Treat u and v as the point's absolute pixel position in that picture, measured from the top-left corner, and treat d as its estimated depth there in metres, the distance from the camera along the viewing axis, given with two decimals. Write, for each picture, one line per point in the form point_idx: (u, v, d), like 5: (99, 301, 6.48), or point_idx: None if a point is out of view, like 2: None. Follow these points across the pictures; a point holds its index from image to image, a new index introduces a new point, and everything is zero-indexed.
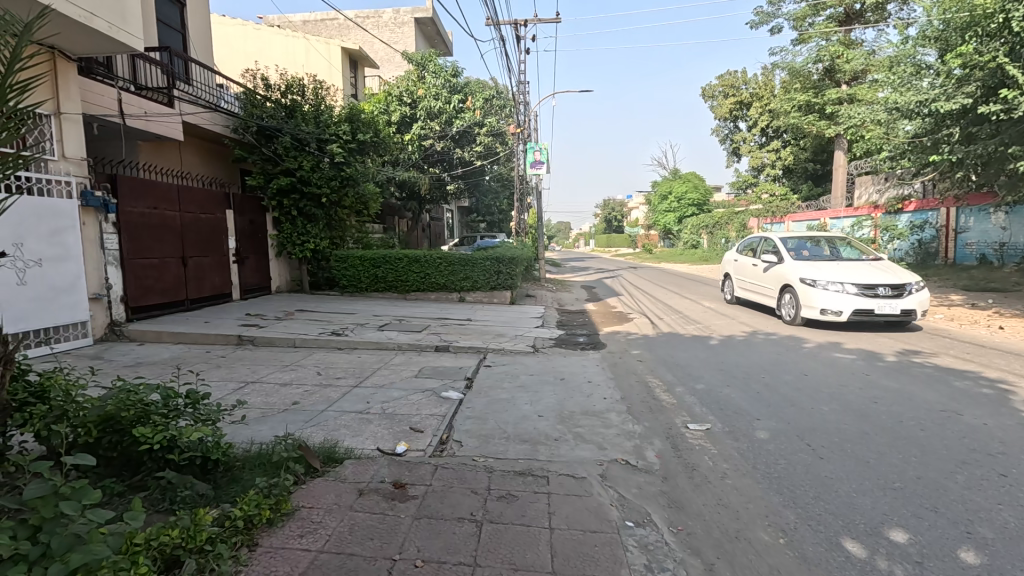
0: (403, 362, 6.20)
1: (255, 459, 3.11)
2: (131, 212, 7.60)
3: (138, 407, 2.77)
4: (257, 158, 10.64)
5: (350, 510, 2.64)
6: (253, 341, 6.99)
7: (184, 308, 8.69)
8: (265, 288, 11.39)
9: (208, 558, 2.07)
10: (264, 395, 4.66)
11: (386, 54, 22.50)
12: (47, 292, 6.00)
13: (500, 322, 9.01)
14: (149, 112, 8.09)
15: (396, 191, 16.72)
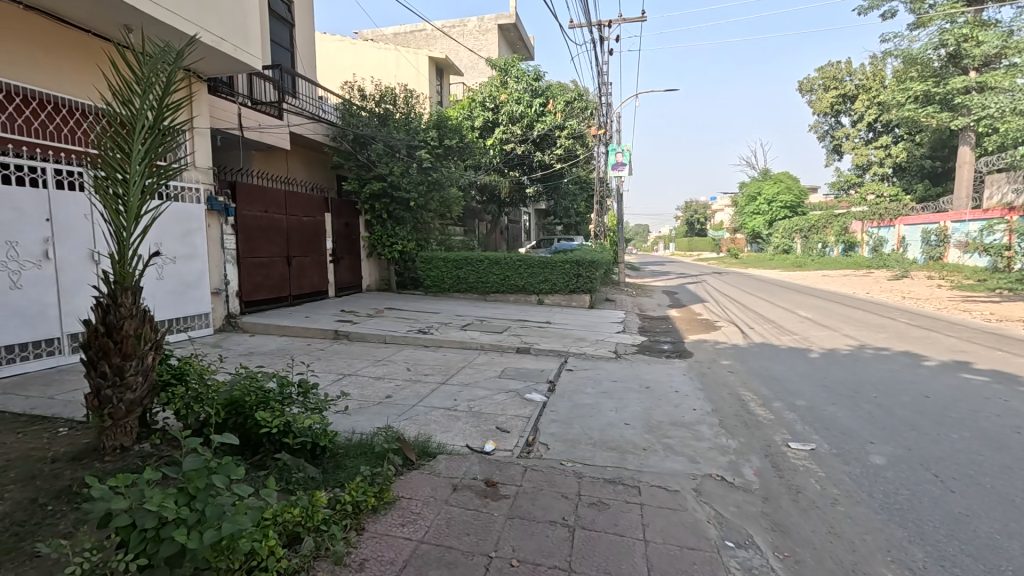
0: (486, 362, 6.34)
1: (357, 448, 3.31)
2: (247, 215, 8.40)
3: (259, 393, 3.07)
4: (353, 164, 11.34)
5: (446, 504, 2.73)
6: (348, 336, 7.46)
7: (288, 303, 9.47)
8: (356, 286, 12.14)
9: (323, 537, 2.24)
10: (360, 388, 4.96)
11: (469, 61, 23.15)
12: (179, 287, 6.77)
13: (579, 326, 8.94)
14: (263, 125, 8.95)
15: (476, 195, 17.13)
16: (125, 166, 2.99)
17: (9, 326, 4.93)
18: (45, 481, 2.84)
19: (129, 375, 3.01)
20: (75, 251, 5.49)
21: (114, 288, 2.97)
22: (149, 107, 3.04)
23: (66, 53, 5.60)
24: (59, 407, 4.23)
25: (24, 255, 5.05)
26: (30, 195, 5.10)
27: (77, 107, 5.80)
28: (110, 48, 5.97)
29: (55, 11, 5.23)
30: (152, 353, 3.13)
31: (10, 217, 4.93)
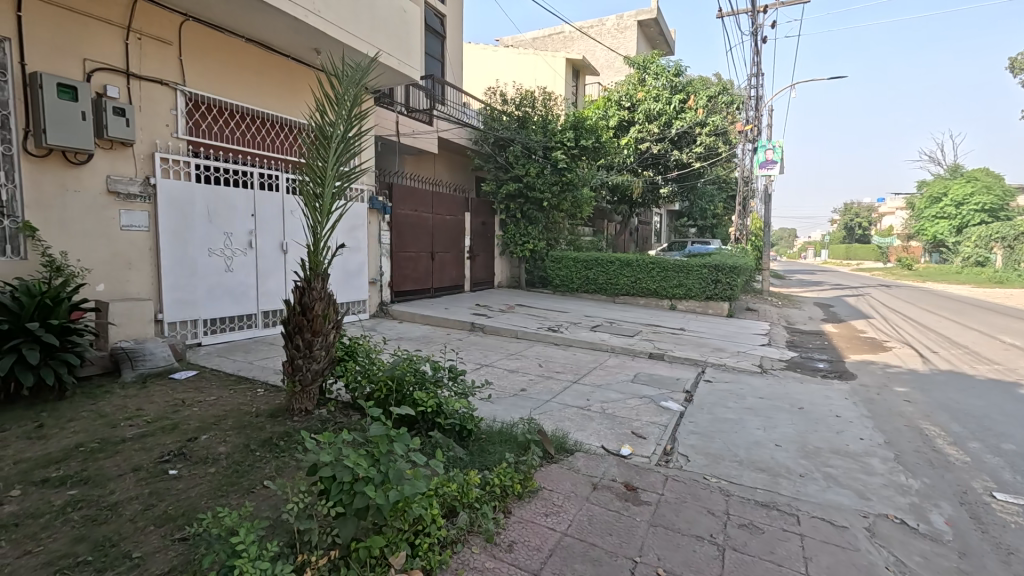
0: (617, 365, 6.24)
1: (499, 435, 3.46)
2: (400, 214, 9.26)
3: (417, 374, 3.36)
4: (492, 166, 11.91)
5: (587, 501, 2.76)
6: (483, 329, 7.85)
7: (430, 295, 10.24)
8: (489, 282, 12.70)
9: (476, 514, 2.39)
10: (496, 379, 5.21)
11: (606, 60, 22.90)
12: (345, 275, 7.71)
13: (716, 335, 8.37)
14: (416, 130, 9.75)
15: (608, 195, 16.89)
16: (322, 170, 3.50)
17: (223, 302, 6.03)
18: (254, 431, 3.43)
19: (316, 349, 3.51)
20: (271, 242, 6.52)
21: (309, 274, 3.48)
22: (342, 117, 3.50)
23: (283, 80, 6.75)
24: (257, 371, 5.08)
25: (236, 243, 6.12)
26: (243, 195, 6.15)
27: (289, 125, 6.95)
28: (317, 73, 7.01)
29: (267, 41, 6.26)
30: (333, 332, 3.61)
31: (229, 212, 6.01)
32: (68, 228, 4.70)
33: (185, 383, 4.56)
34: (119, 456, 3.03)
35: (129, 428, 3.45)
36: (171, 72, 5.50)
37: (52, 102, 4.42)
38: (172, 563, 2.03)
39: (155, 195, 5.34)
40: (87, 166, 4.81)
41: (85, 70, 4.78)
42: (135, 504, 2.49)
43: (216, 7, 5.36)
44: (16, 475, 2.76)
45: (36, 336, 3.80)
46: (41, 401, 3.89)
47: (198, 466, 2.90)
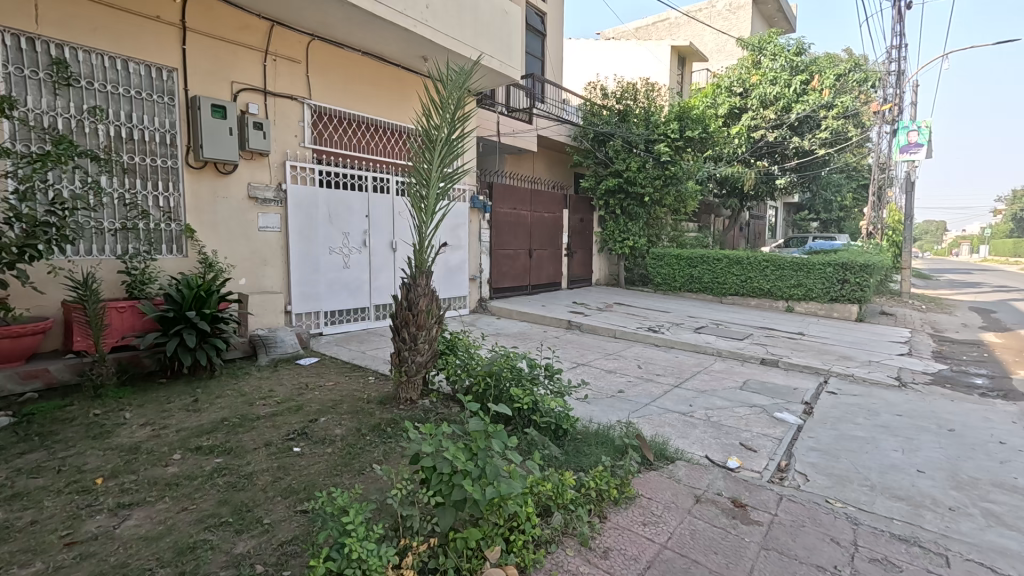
0: (723, 370, 5.84)
1: (595, 437, 3.39)
2: (500, 212, 9.46)
3: (514, 371, 3.39)
4: (592, 162, 11.74)
5: (689, 514, 2.60)
6: (579, 327, 7.76)
7: (528, 292, 10.36)
8: (587, 280, 12.56)
9: (571, 516, 2.36)
10: (593, 379, 5.12)
11: (716, 45, 21.53)
12: (447, 272, 8.06)
13: (842, 342, 7.51)
14: (516, 130, 9.89)
15: (716, 189, 15.87)
16: (427, 172, 3.67)
17: (341, 296, 6.59)
18: (365, 416, 3.70)
19: (421, 342, 3.70)
20: (382, 241, 7.00)
21: (414, 271, 3.71)
22: (446, 121, 3.65)
23: (394, 88, 7.18)
24: (369, 360, 5.48)
25: (352, 242, 6.64)
26: (358, 197, 6.65)
27: (399, 130, 7.40)
28: (425, 80, 7.37)
29: (380, 52, 6.70)
30: (436, 327, 3.78)
31: (346, 213, 6.54)
32: (218, 229, 5.42)
33: (309, 369, 5.05)
34: (255, 431, 3.43)
35: (263, 407, 3.90)
36: (300, 88, 6.10)
37: (207, 121, 5.12)
38: (295, 533, 2.26)
39: (285, 199, 5.97)
40: (232, 175, 5.50)
41: (232, 91, 5.47)
42: (266, 475, 2.80)
43: (337, 26, 5.85)
44: (177, 442, 3.24)
45: (193, 323, 4.42)
46: (197, 378, 4.54)
47: (318, 445, 3.20)
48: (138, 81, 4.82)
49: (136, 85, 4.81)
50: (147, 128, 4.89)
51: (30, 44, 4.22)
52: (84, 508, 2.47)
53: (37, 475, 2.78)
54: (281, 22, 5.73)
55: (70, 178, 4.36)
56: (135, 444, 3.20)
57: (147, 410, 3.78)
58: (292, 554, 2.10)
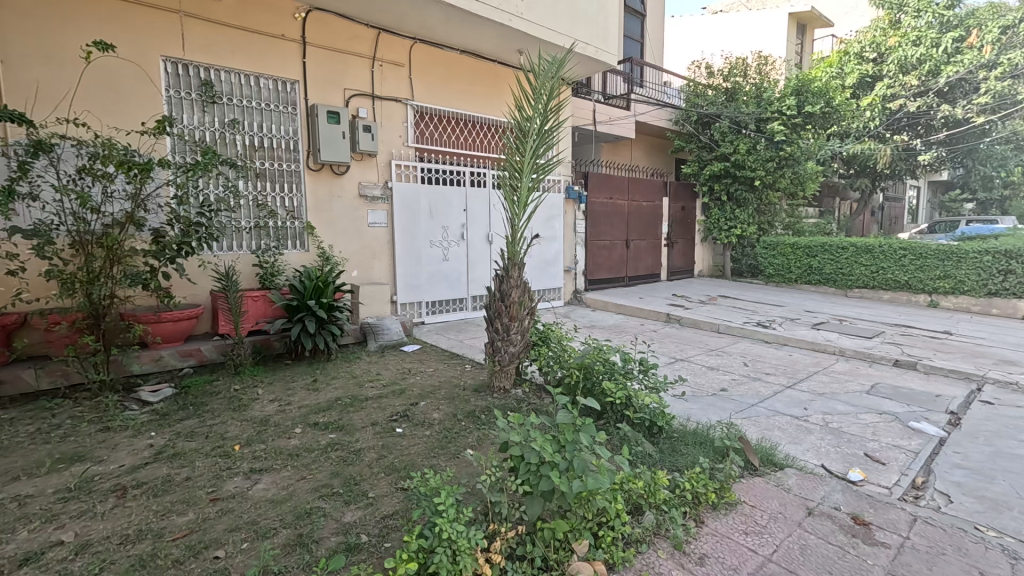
0: (846, 371, 5.24)
1: (694, 436, 3.22)
2: (596, 202, 9.28)
3: (607, 364, 3.32)
4: (695, 146, 11.08)
5: (800, 527, 2.38)
6: (679, 321, 7.40)
7: (625, 284, 10.07)
8: (688, 271, 11.93)
9: (664, 517, 2.27)
10: (693, 376, 4.85)
11: (844, 6, 19.16)
12: (542, 263, 8.10)
13: (1002, 343, 6.39)
14: (613, 117, 9.61)
15: (841, 168, 14.20)
16: (519, 164, 3.72)
17: (441, 287, 6.90)
18: (462, 402, 3.86)
19: (513, 333, 3.79)
20: (479, 234, 7.21)
21: (507, 263, 3.81)
22: (538, 112, 3.64)
23: (490, 83, 7.33)
24: (466, 349, 5.70)
25: (452, 236, 6.93)
26: (457, 192, 6.90)
27: (495, 125, 7.55)
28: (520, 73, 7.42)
29: (477, 49, 6.84)
30: (529, 318, 3.84)
31: (445, 207, 6.82)
32: (334, 226, 5.93)
33: (412, 356, 5.37)
34: (364, 411, 3.73)
35: (371, 390, 4.22)
36: (404, 90, 6.45)
37: (323, 128, 5.60)
38: (395, 508, 2.42)
39: (391, 196, 6.37)
40: (345, 176, 5.97)
41: (344, 98, 5.93)
42: (372, 452, 3.03)
43: (436, 28, 6.09)
44: (299, 417, 3.62)
45: (313, 311, 4.90)
46: (316, 361, 5.03)
47: (418, 428, 3.39)
48: (267, 95, 5.40)
49: (266, 99, 5.39)
50: (275, 136, 5.46)
51: (184, 69, 4.90)
52: (225, 470, 2.85)
53: (191, 439, 3.27)
54: (386, 29, 6.09)
55: (215, 183, 5.02)
56: (265, 417, 3.63)
57: (276, 387, 4.27)
58: (392, 528, 2.26)
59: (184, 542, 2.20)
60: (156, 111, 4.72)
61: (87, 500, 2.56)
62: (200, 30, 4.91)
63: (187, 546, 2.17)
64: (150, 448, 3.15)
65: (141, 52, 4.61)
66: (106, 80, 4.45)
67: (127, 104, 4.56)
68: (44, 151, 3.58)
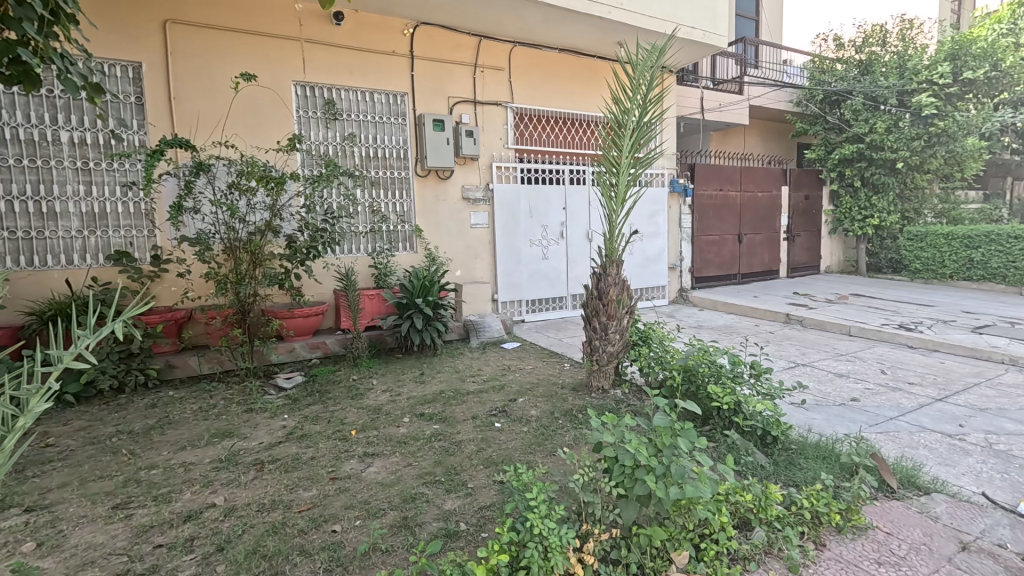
0: (1019, 383, 4.39)
1: (815, 449, 2.90)
2: (704, 195, 8.74)
3: (713, 366, 3.11)
4: (821, 128, 9.98)
5: (949, 563, 2.04)
6: (801, 322, 6.72)
7: (737, 282, 9.37)
8: (813, 267, 10.76)
9: (777, 536, 2.07)
10: (816, 382, 4.37)
11: None
12: (644, 261, 7.82)
13: None
14: (723, 103, 8.98)
15: (1015, 142, 11.90)
16: (617, 160, 3.62)
17: (541, 286, 6.97)
18: (559, 400, 3.87)
19: (612, 332, 3.71)
20: (578, 231, 7.15)
21: (605, 261, 3.75)
22: (637, 104, 3.51)
23: (590, 79, 7.23)
24: (565, 347, 5.69)
25: (551, 234, 6.96)
26: (556, 190, 6.91)
27: (595, 120, 7.43)
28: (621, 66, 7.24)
29: (576, 45, 6.79)
30: (628, 317, 3.74)
31: (544, 206, 6.87)
32: (439, 228, 6.25)
33: (511, 353, 5.49)
34: (465, 404, 3.88)
35: (472, 384, 4.39)
36: (504, 93, 6.60)
37: (430, 135, 5.93)
38: (492, 500, 2.49)
39: (492, 198, 6.56)
40: (449, 180, 6.26)
41: (448, 105, 6.22)
42: (472, 444, 3.15)
43: (535, 28, 6.15)
44: (407, 407, 3.88)
45: (420, 308, 5.21)
46: (423, 355, 5.35)
47: (516, 423, 3.45)
48: (379, 108, 5.83)
49: (379, 112, 5.83)
50: (386, 146, 5.89)
51: (311, 90, 5.45)
52: (343, 452, 3.14)
53: (316, 423, 3.65)
54: (487, 36, 6.28)
55: (337, 192, 5.54)
56: (378, 406, 3.94)
57: (388, 379, 4.62)
58: (488, 519, 2.32)
59: (308, 514, 2.46)
60: (288, 131, 5.31)
61: (234, 470, 2.97)
62: (323, 54, 5.44)
63: (311, 518, 2.42)
64: (283, 429, 3.58)
65: (276, 79, 5.22)
66: (250, 106, 5.11)
67: (264, 125, 5.19)
68: (203, 171, 4.21)
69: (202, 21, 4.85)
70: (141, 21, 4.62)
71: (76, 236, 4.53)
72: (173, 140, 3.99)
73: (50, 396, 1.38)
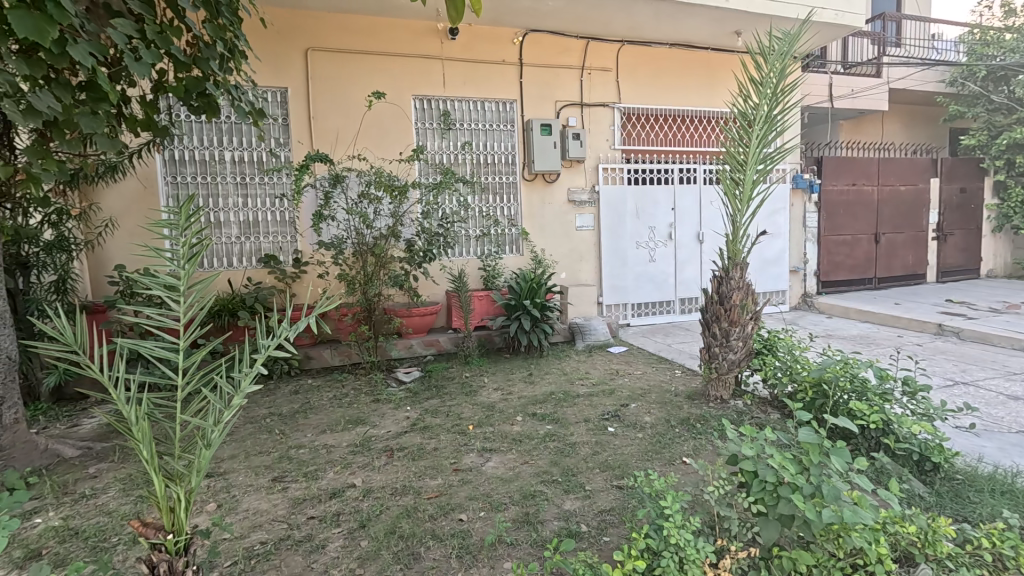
0: None
1: (990, 483, 2.50)
2: (833, 190, 7.92)
3: (855, 381, 2.82)
4: (983, 109, 8.60)
5: None
6: (957, 334, 5.83)
7: (872, 286, 8.37)
8: (971, 271, 9.28)
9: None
10: (983, 405, 3.77)
11: None
12: (764, 263, 7.31)
13: None
14: (856, 89, 8.10)
15: None
16: (743, 156, 3.42)
17: (647, 289, 6.78)
18: (675, 408, 3.73)
19: (734, 339, 3.52)
20: (688, 232, 6.85)
21: (727, 263, 3.56)
22: (767, 97, 3.30)
23: (703, 72, 6.89)
24: (675, 353, 5.47)
25: (659, 236, 6.74)
26: (665, 191, 6.69)
27: (708, 116, 7.06)
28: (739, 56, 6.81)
29: (689, 38, 6.51)
30: (752, 323, 3.53)
31: (652, 207, 6.67)
32: (546, 231, 6.33)
33: (619, 357, 5.40)
34: (576, 407, 3.89)
35: (581, 387, 4.38)
36: (611, 93, 6.52)
37: (537, 140, 6.03)
38: (612, 504, 2.48)
39: (598, 200, 6.51)
40: (555, 183, 6.31)
41: (556, 109, 6.28)
42: (586, 447, 3.15)
43: (645, 25, 6.00)
44: (520, 406, 3.98)
45: (528, 310, 5.31)
46: (531, 356, 5.44)
47: (630, 429, 3.40)
48: (490, 116, 6.05)
49: (489, 120, 6.05)
50: (496, 152, 6.09)
51: (429, 103, 5.80)
52: (463, 446, 3.30)
53: (436, 416, 3.87)
54: (595, 37, 6.26)
55: (451, 199, 5.83)
56: (492, 403, 4.08)
57: (498, 377, 4.77)
58: (611, 523, 2.31)
59: (436, 501, 2.62)
60: (408, 142, 5.69)
61: (368, 454, 3.25)
62: (440, 67, 5.76)
63: (439, 506, 2.57)
64: (407, 419, 3.85)
65: (398, 94, 5.62)
66: (376, 121, 5.56)
67: (388, 138, 5.62)
68: (339, 182, 4.66)
69: (336, 46, 5.37)
70: (288, 52, 5.23)
71: (236, 242, 5.25)
72: (316, 155, 4.46)
73: (256, 377, 1.67)
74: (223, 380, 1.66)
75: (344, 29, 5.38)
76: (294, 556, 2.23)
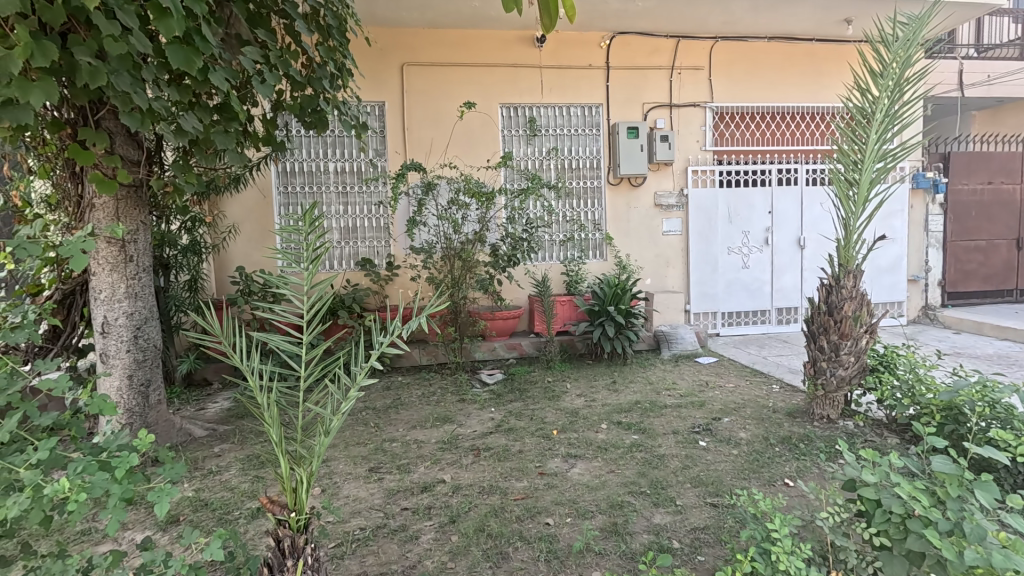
0: None
1: None
2: (963, 190, 7.01)
3: (996, 406, 2.47)
4: None
5: None
6: None
7: (1014, 299, 7.27)
8: None
9: None
10: None
11: None
12: (877, 271, 6.70)
13: None
14: (993, 75, 7.12)
15: None
16: (859, 154, 3.14)
17: (740, 297, 6.40)
18: (773, 425, 3.48)
19: (844, 353, 3.23)
20: (788, 237, 6.39)
21: (838, 271, 3.29)
22: (888, 89, 3.01)
23: (808, 66, 6.41)
24: (771, 366, 5.12)
25: (754, 241, 6.35)
26: (761, 193, 6.30)
27: (812, 112, 6.56)
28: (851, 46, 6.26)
29: (791, 30, 6.09)
30: (867, 337, 3.23)
31: (747, 211, 6.31)
32: (631, 236, 6.19)
33: (709, 368, 5.16)
34: (664, 417, 3.77)
35: (669, 397, 4.23)
36: (703, 92, 6.25)
37: (624, 143, 5.93)
38: (706, 522, 2.37)
39: (687, 203, 6.26)
40: (642, 186, 6.16)
41: (644, 111, 6.13)
42: (676, 460, 3.04)
43: (742, 19, 5.71)
44: (604, 413, 3.91)
45: (612, 316, 5.22)
46: (615, 362, 5.34)
47: (723, 444, 3.23)
48: (577, 121, 6.03)
49: (575, 125, 6.04)
50: (582, 157, 6.07)
51: (515, 110, 5.91)
52: (547, 450, 3.31)
53: (520, 418, 3.92)
54: (687, 35, 6.05)
55: (536, 204, 5.90)
56: (575, 409, 4.06)
57: (582, 383, 4.73)
58: (707, 542, 2.21)
59: (522, 503, 2.65)
60: (495, 149, 5.83)
61: (455, 452, 3.35)
62: (527, 75, 5.85)
63: (526, 507, 2.60)
64: (492, 420, 3.93)
65: (487, 104, 5.79)
66: (466, 130, 5.76)
67: (476, 146, 5.79)
68: (431, 189, 4.88)
69: (430, 60, 5.64)
70: (387, 68, 5.57)
71: (337, 246, 5.66)
72: (410, 164, 4.70)
73: (370, 371, 1.79)
74: (341, 373, 1.79)
75: (438, 43, 5.64)
76: (390, 543, 2.35)
